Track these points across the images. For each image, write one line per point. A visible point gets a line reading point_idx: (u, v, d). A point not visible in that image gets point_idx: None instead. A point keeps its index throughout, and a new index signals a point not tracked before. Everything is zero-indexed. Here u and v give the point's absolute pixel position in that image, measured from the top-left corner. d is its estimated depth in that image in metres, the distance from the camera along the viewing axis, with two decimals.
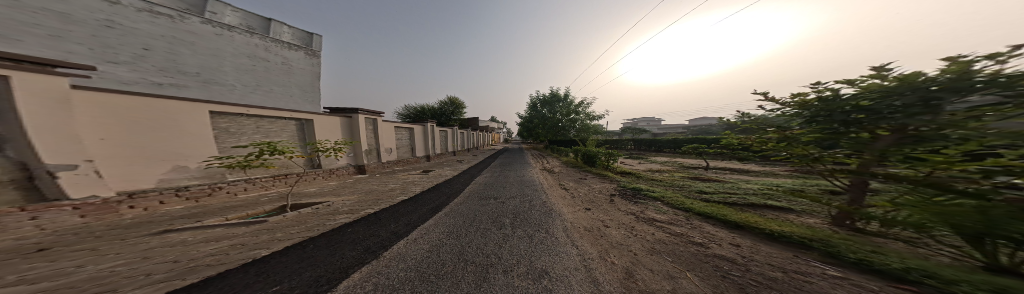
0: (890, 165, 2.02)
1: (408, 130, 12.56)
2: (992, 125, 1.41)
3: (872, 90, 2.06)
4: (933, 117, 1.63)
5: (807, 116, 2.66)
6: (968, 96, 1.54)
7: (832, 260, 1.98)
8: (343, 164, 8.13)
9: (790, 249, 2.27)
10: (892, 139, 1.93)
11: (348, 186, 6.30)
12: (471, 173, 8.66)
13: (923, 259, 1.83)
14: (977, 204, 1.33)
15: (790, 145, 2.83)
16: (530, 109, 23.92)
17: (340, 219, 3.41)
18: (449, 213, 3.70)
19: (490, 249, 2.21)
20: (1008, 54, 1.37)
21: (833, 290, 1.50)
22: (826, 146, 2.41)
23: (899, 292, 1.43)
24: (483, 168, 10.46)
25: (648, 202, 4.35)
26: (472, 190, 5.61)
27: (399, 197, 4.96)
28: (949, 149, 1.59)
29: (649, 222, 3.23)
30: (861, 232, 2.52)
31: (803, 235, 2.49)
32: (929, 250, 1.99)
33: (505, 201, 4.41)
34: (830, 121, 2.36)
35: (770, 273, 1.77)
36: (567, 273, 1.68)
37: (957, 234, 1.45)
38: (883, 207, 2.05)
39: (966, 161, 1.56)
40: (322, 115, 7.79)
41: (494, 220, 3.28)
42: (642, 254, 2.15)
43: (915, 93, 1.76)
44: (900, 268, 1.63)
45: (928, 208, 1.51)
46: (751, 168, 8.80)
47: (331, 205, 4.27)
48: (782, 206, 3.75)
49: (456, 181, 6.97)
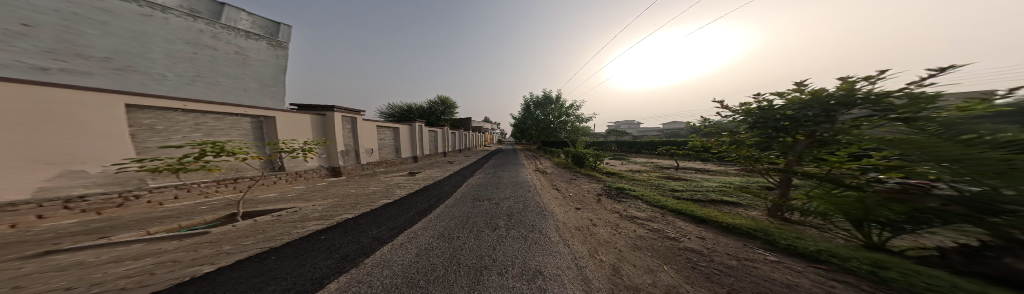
0: (805, 164, 2.47)
1: (392, 129, 11.76)
2: (866, 132, 1.84)
3: (794, 103, 2.53)
4: (832, 125, 2.09)
5: (750, 122, 3.12)
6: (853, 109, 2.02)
7: (770, 246, 2.33)
8: (313, 166, 7.31)
9: (741, 239, 2.61)
10: (807, 143, 2.38)
11: (318, 190, 5.66)
12: (464, 175, 8.40)
13: (828, 242, 2.26)
14: (862, 194, 1.74)
15: (738, 147, 3.27)
16: (524, 111, 24.26)
17: (311, 227, 3.03)
18: (440, 215, 3.55)
19: (483, 251, 2.16)
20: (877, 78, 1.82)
21: (771, 273, 1.75)
22: (762, 148, 2.85)
23: (816, 271, 1.74)
24: (476, 169, 10.21)
25: (629, 201, 4.67)
26: (463, 192, 5.45)
27: (382, 201, 4.60)
28: (842, 152, 2.05)
29: (631, 219, 3.46)
30: (788, 221, 3.00)
31: (748, 226, 2.88)
32: (832, 234, 2.47)
33: (498, 202, 4.37)
34: (766, 127, 2.81)
35: (727, 262, 2.01)
36: (559, 272, 1.71)
37: (849, 219, 1.87)
38: (802, 199, 2.49)
39: (850, 161, 2.03)
40: (288, 111, 6.96)
41: (488, 222, 3.21)
42: (626, 251, 2.29)
43: (822, 105, 2.23)
44: (815, 250, 1.98)
45: (830, 200, 1.92)
46: (710, 167, 10.12)
47: (298, 211, 3.81)
48: (733, 201, 4.31)
49: (447, 183, 6.70)
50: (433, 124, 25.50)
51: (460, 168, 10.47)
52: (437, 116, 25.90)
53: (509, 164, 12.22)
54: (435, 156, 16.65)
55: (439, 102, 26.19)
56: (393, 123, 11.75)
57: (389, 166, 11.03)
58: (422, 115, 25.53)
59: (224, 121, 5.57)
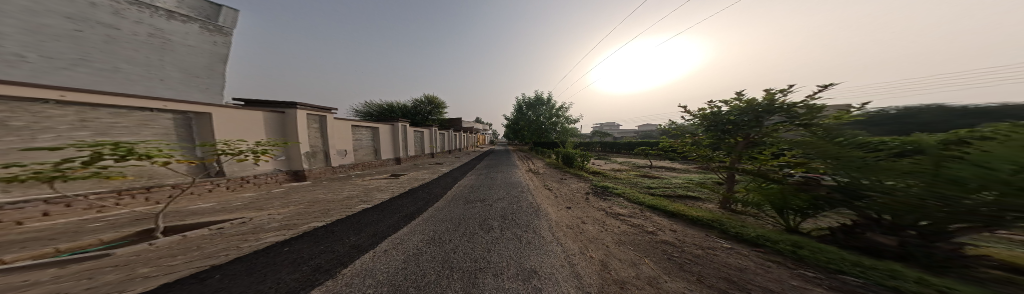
0: (745, 162, 3.14)
1: (370, 129, 10.74)
2: (779, 134, 2.72)
3: (734, 111, 3.24)
4: (760, 127, 2.92)
5: (704, 125, 3.65)
6: (772, 117, 2.85)
7: (723, 234, 2.70)
8: (266, 171, 6.28)
9: (702, 229, 2.97)
10: (745, 144, 3.13)
11: (274, 197, 4.87)
12: (456, 176, 8.02)
13: (761, 228, 2.73)
14: (784, 187, 2.43)
15: (697, 148, 3.79)
16: (516, 112, 24.45)
17: (268, 239, 2.58)
18: (429, 219, 3.34)
19: (477, 253, 2.08)
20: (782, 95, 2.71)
21: (729, 259, 2.02)
22: (713, 149, 3.50)
23: (759, 254, 2.06)
24: (468, 170, 9.81)
25: (613, 198, 4.98)
26: (454, 194, 5.23)
27: (359, 206, 4.15)
28: (766, 152, 2.86)
29: (615, 216, 3.69)
30: (733, 212, 3.53)
31: (704, 217, 3.30)
32: (762, 221, 2.98)
33: (492, 204, 4.26)
34: (716, 130, 3.45)
35: (693, 251, 2.27)
36: (553, 271, 1.73)
37: (776, 208, 2.49)
38: (745, 192, 2.97)
39: (775, 158, 2.75)
40: (227, 106, 5.83)
41: (482, 223, 3.11)
42: (612, 246, 2.42)
43: (753, 111, 3.01)
44: (756, 236, 2.37)
45: (763, 192, 2.59)
46: (676, 165, 11.35)
47: (248, 222, 3.24)
48: (693, 195, 4.89)
49: (435, 185, 6.33)
50: (418, 123, 24.07)
51: (450, 170, 9.95)
52: (423, 115, 24.47)
53: (502, 164, 12.02)
54: (421, 157, 15.63)
55: (425, 101, 24.80)
56: (370, 122, 10.72)
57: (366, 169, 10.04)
58: (406, 114, 23.98)
59: (129, 118, 4.42)
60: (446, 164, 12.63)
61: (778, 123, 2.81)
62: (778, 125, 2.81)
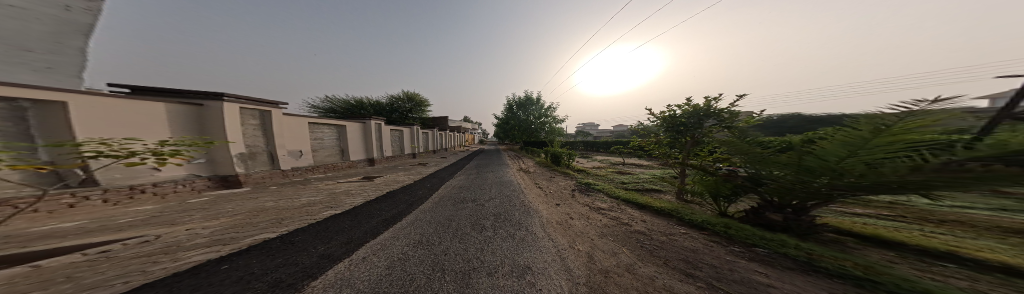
0: (691, 158, 3.76)
1: (333, 127, 9.41)
2: (713, 135, 3.53)
3: (681, 115, 3.95)
4: (701, 131, 3.72)
5: (664, 125, 4.20)
6: (706, 123, 3.70)
7: (682, 221, 3.11)
8: (178, 177, 4.98)
9: (664, 218, 3.37)
10: (692, 142, 3.85)
11: (196, 208, 3.89)
12: (443, 177, 7.54)
13: (707, 214, 3.27)
14: (717, 177, 3.10)
15: (658, 146, 4.34)
16: (507, 111, 24.38)
17: (194, 258, 2.03)
18: (413, 222, 3.07)
19: (470, 253, 1.98)
20: (711, 105, 3.54)
21: (685, 244, 2.35)
22: (668, 147, 4.17)
23: (704, 240, 2.46)
24: (457, 170, 9.29)
25: (594, 194, 5.30)
26: (441, 194, 4.93)
27: (322, 213, 3.56)
28: (703, 149, 3.62)
29: (596, 210, 3.93)
30: (684, 201, 4.11)
31: (664, 208, 3.75)
32: (706, 208, 3.56)
33: (485, 203, 4.11)
34: (671, 131, 4.08)
35: (659, 238, 2.57)
36: (544, 265, 1.75)
37: (717, 196, 3.13)
38: (695, 183, 3.52)
39: (709, 154, 3.48)
40: (98, 93, 4.23)
41: (474, 223, 2.97)
42: (596, 238, 2.57)
43: (695, 114, 3.76)
44: (706, 223, 2.85)
45: (705, 183, 3.24)
46: (645, 162, 12.59)
47: (159, 240, 2.55)
48: (656, 188, 5.55)
49: (417, 187, 5.84)
50: (396, 122, 22.05)
51: (434, 171, 9.24)
52: (401, 113, 22.44)
53: (492, 164, 11.75)
54: (399, 158, 14.36)
55: (404, 98, 22.77)
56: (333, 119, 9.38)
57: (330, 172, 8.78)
58: (381, 112, 21.80)
59: None
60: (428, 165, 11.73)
61: (712, 126, 3.65)
62: (714, 129, 3.64)
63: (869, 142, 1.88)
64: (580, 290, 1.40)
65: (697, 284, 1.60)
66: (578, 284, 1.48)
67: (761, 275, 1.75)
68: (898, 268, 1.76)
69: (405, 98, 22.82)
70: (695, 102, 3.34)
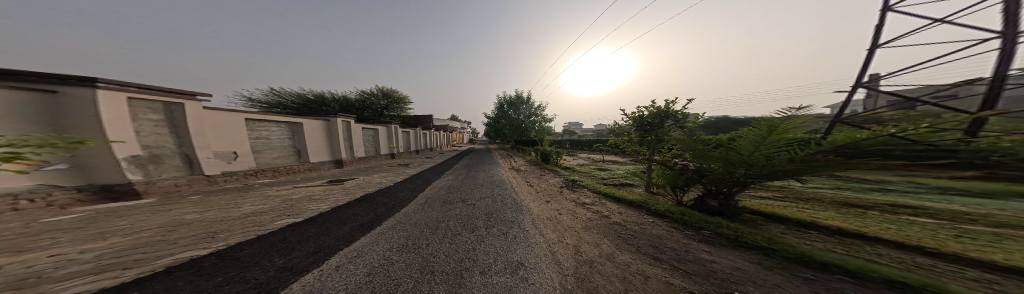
0: (653, 154, 4.23)
1: (284, 124, 8.12)
2: (671, 134, 4.08)
3: (644, 116, 4.44)
4: (662, 130, 4.26)
5: (633, 124, 4.65)
6: (667, 123, 4.23)
7: (649, 212, 3.46)
8: (21, 189, 3.59)
9: (635, 210, 3.70)
10: (656, 140, 4.36)
11: (77, 227, 2.99)
12: (426, 178, 7.08)
13: (669, 204, 3.68)
14: (672, 170, 3.56)
15: (629, 144, 4.79)
16: (497, 110, 24.25)
17: (73, 289, 1.53)
18: (395, 225, 2.84)
19: (461, 253, 1.89)
20: (669, 107, 4.08)
21: (653, 232, 2.60)
22: (637, 144, 4.64)
23: (667, 227, 2.77)
24: (445, 171, 8.85)
25: (580, 190, 5.56)
26: (428, 196, 4.66)
27: (273, 223, 3.06)
28: (664, 146, 4.13)
29: (582, 205, 4.13)
30: (650, 194, 4.59)
31: (635, 200, 4.12)
32: (667, 199, 4.03)
33: (476, 203, 3.99)
34: (639, 130, 4.54)
35: (632, 227, 2.81)
36: (537, 261, 1.77)
37: (674, 187, 3.57)
38: (658, 177, 3.95)
39: (668, 150, 4.00)
40: None
41: (465, 224, 2.86)
42: (582, 231, 2.70)
43: (657, 115, 4.25)
44: (670, 212, 3.21)
45: (665, 176, 3.66)
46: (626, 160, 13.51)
47: (25, 267, 1.91)
48: (629, 183, 6.08)
49: (394, 190, 5.36)
50: (373, 121, 20.25)
51: (416, 172, 8.62)
52: (377, 110, 20.61)
53: (480, 163, 11.46)
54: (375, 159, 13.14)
55: (381, 94, 20.94)
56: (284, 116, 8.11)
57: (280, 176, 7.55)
58: (354, 110, 19.82)
59: None
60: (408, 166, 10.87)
61: (670, 125, 4.21)
62: (673, 128, 4.18)
63: (763, 140, 2.61)
64: (571, 281, 1.45)
65: (663, 266, 1.80)
66: (567, 275, 1.53)
67: (708, 253, 2.05)
68: (810, 246, 2.14)
69: (380, 94, 20.98)
70: (657, 104, 3.81)
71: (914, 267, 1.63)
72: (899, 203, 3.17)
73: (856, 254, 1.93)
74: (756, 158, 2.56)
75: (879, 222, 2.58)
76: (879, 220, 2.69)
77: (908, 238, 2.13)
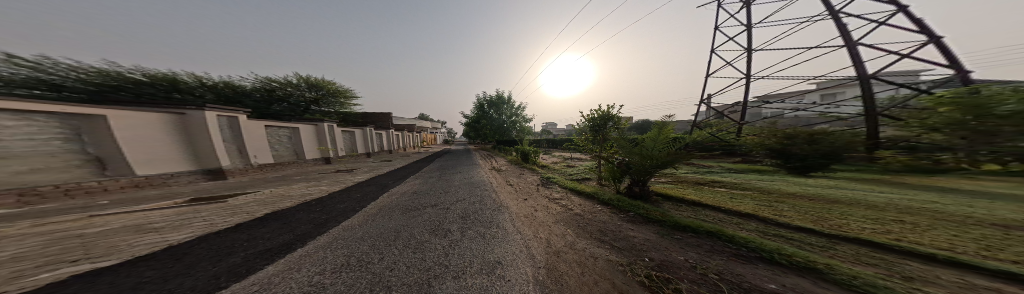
0: (598, 151, 4.99)
1: (45, 118, 4.85)
2: (610, 134, 4.93)
3: (592, 119, 5.17)
4: (605, 130, 5.02)
5: (585, 126, 5.34)
6: (609, 125, 5.02)
7: (598, 201, 4.00)
8: None
9: (589, 200, 4.20)
10: (601, 139, 5.11)
11: None
12: (376, 185, 6.08)
13: (613, 193, 4.38)
14: (610, 163, 4.30)
15: (581, 143, 5.42)
16: (477, 109, 23.37)
17: None
18: (343, 241, 2.38)
19: (428, 261, 1.72)
20: (609, 112, 4.88)
21: (602, 219, 2.99)
22: (587, 143, 5.31)
23: (610, 214, 3.22)
24: (403, 175, 7.83)
25: (552, 186, 5.92)
26: (385, 203, 4.12)
27: (64, 264, 1.93)
28: (605, 144, 4.89)
29: (552, 200, 4.41)
30: (601, 185, 5.31)
31: (590, 192, 4.70)
32: (610, 190, 4.76)
33: (449, 207, 3.70)
34: (589, 130, 5.24)
35: (591, 216, 3.18)
36: (512, 258, 1.78)
37: (614, 179, 4.23)
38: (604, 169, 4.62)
39: (607, 147, 4.80)
40: None
41: (436, 229, 2.63)
42: (555, 225, 2.88)
43: (602, 118, 5.03)
44: (612, 200, 3.82)
45: (608, 170, 4.34)
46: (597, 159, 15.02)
47: None
48: (587, 177, 6.84)
49: (325, 202, 4.35)
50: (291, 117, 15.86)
51: (363, 178, 7.31)
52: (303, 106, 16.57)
53: (445, 165, 10.64)
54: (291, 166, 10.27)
55: (304, 85, 16.87)
56: (64, 103, 4.92)
57: (24, 204, 4.26)
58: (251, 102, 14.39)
59: None
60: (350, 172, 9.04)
61: (609, 127, 5.02)
62: (613, 129, 4.97)
63: (656, 138, 3.62)
64: (543, 272, 1.53)
65: (607, 247, 2.11)
66: (540, 268, 1.61)
67: (634, 231, 2.52)
68: (704, 220, 2.85)
69: (302, 85, 16.90)
70: (604, 110, 4.71)
71: (754, 232, 2.37)
72: (745, 185, 4.63)
73: (725, 224, 2.69)
74: (656, 151, 3.52)
75: (731, 199, 3.68)
76: (731, 196, 3.90)
77: (749, 208, 3.15)
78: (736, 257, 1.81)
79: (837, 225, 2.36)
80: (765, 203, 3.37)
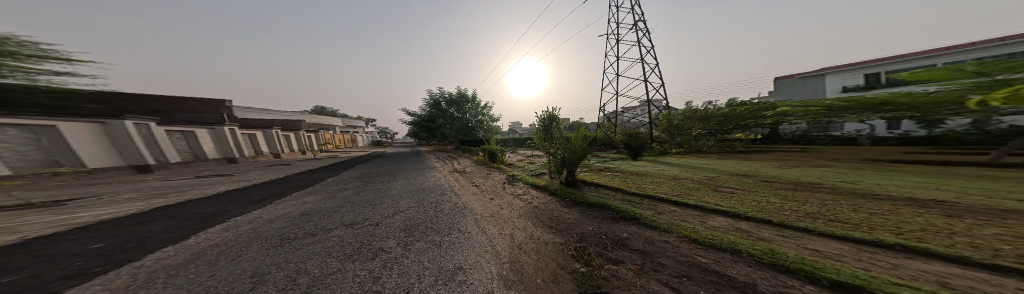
0: (543, 147, 5.50)
1: None
2: (551, 132, 5.52)
3: (540, 119, 5.70)
4: (549, 129, 5.57)
5: (538, 126, 5.80)
6: (552, 125, 5.62)
7: (547, 193, 4.42)
8: None
9: (543, 193, 4.53)
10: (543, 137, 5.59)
11: None
12: (177, 219, 3.55)
13: (554, 184, 4.97)
14: (553, 157, 4.91)
15: (535, 140, 5.76)
16: (435, 106, 21.21)
17: None
18: (213, 278, 1.66)
19: (360, 290, 1.41)
20: (552, 113, 5.47)
21: (551, 208, 3.31)
22: (536, 141, 5.66)
23: (555, 203, 3.60)
24: (253, 197, 5.15)
25: (517, 183, 6.03)
26: (262, 230, 2.99)
27: None
28: (545, 142, 5.46)
29: (518, 196, 4.52)
30: (552, 179, 5.81)
31: (542, 185, 5.11)
32: (555, 181, 5.34)
33: (396, 219, 3.19)
34: (539, 129, 5.72)
35: (547, 206, 3.46)
36: (474, 260, 1.71)
37: (556, 171, 4.86)
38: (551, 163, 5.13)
39: (545, 144, 5.42)
40: None
41: (377, 248, 2.20)
42: (520, 219, 2.97)
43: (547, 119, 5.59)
44: (558, 190, 4.31)
45: (553, 163, 4.95)
46: None
47: None
48: (541, 172, 7.41)
49: (31, 258, 2.13)
50: None
51: (133, 212, 4.05)
52: None
53: (341, 177, 8.09)
54: None
55: None
56: None
57: None
58: None
59: None
60: (165, 194, 5.62)
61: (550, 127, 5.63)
62: (557, 129, 5.56)
63: (575, 138, 4.51)
64: (506, 267, 1.55)
65: (559, 233, 2.32)
66: (503, 263, 1.62)
67: (574, 216, 2.90)
68: (624, 201, 3.58)
69: None
70: (550, 112, 5.38)
71: (653, 209, 3.16)
72: (652, 172, 6.16)
73: (636, 203, 3.47)
74: (575, 147, 4.45)
75: (643, 183, 4.80)
76: (641, 181, 5.11)
77: (651, 190, 4.22)
78: (643, 229, 2.37)
79: (690, 198, 3.60)
80: (664, 186, 4.57)
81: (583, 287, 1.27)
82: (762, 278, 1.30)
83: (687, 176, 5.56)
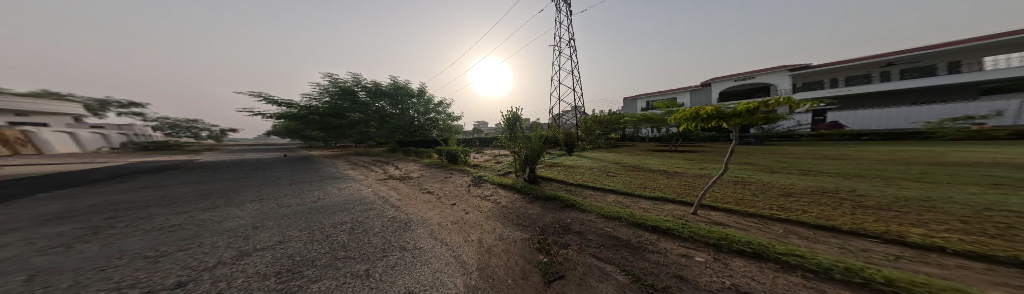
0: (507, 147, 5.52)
1: None
2: (515, 131, 5.61)
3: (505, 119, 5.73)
4: (513, 128, 5.66)
5: (502, 126, 5.80)
6: (516, 124, 5.72)
7: (512, 191, 4.48)
8: None
9: (508, 192, 4.55)
10: (508, 136, 5.64)
11: None
12: None
13: (519, 182, 5.04)
14: (517, 156, 5.01)
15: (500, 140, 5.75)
16: (377, 101, 18.53)
17: None
18: None
19: None
20: (513, 113, 5.57)
21: (510, 207, 3.36)
22: (501, 140, 5.66)
23: (515, 201, 3.68)
24: None
25: (484, 184, 5.84)
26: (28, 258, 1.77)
27: None
28: (508, 141, 5.54)
29: (484, 198, 4.39)
30: (517, 177, 5.85)
31: (508, 184, 5.13)
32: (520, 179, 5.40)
33: (331, 234, 2.65)
34: (504, 129, 5.74)
35: (510, 205, 3.50)
36: (432, 278, 1.51)
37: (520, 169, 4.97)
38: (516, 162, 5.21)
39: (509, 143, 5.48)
40: None
41: (302, 266, 1.76)
42: (485, 222, 2.88)
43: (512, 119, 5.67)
44: (524, 187, 4.44)
45: (518, 161, 5.04)
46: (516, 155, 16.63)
47: None
48: (506, 172, 7.34)
49: None
50: None
51: None
52: None
53: (194, 189, 5.48)
54: None
55: None
56: None
57: None
58: None
59: None
60: None
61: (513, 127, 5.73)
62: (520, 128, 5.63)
63: (535, 136, 4.72)
64: (471, 277, 1.43)
65: (522, 229, 2.36)
66: (469, 273, 1.50)
67: (532, 210, 3.05)
68: (575, 191, 3.97)
69: None
70: (512, 112, 5.45)
71: (597, 195, 3.64)
72: (599, 165, 6.99)
73: (585, 191, 3.90)
74: (536, 145, 4.67)
75: (595, 174, 5.39)
76: (597, 172, 5.74)
77: (603, 180, 4.82)
78: (586, 211, 2.72)
79: (629, 184, 4.27)
80: (611, 175, 5.25)
81: (545, 276, 1.30)
82: (672, 246, 1.67)
83: (631, 166, 6.57)
